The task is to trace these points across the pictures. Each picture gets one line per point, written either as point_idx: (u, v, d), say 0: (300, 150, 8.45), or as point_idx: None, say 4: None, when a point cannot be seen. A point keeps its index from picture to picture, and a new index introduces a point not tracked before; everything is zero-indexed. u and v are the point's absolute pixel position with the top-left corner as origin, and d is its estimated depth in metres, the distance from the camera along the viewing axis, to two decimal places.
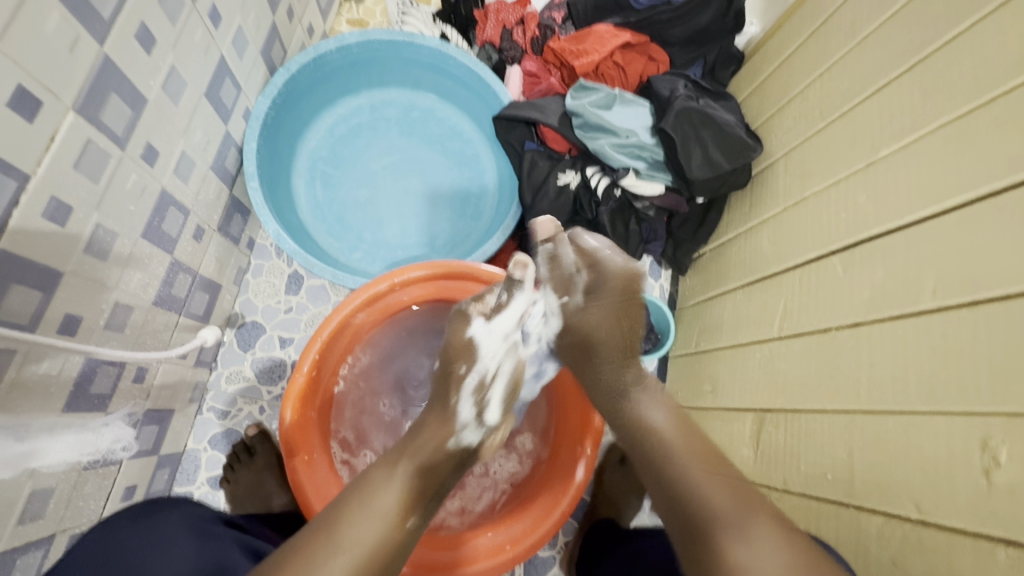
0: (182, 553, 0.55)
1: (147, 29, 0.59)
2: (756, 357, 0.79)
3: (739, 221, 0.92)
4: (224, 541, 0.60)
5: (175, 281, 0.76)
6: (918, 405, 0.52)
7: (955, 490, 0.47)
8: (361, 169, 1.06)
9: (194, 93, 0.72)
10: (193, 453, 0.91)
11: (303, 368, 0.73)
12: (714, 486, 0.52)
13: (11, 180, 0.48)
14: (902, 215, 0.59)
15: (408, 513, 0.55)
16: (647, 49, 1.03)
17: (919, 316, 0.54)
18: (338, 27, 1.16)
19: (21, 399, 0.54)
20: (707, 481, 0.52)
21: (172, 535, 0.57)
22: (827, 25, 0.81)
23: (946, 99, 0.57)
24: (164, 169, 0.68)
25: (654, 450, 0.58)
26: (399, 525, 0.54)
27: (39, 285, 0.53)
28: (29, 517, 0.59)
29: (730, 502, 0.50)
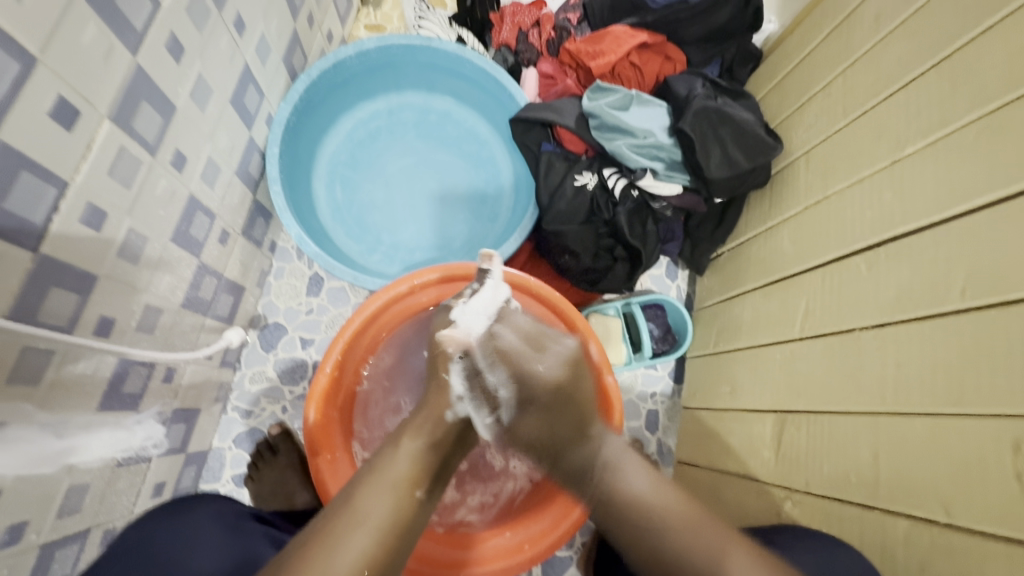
0: (216, 545, 0.57)
1: (176, 39, 0.61)
2: (776, 358, 0.79)
3: (758, 220, 0.92)
4: (255, 535, 0.62)
5: (201, 283, 0.78)
6: (946, 407, 0.51)
7: (985, 493, 0.47)
8: (379, 172, 1.07)
9: (220, 100, 0.73)
10: (218, 451, 0.93)
11: (326, 368, 0.74)
12: (675, 539, 0.56)
13: (51, 187, 0.50)
14: (929, 213, 0.59)
15: (417, 483, 0.55)
16: (664, 49, 1.03)
17: (947, 317, 0.53)
18: (356, 32, 1.18)
19: (59, 398, 0.56)
20: (684, 536, 0.56)
21: (207, 528, 0.59)
22: (849, 22, 0.80)
23: (974, 95, 0.56)
24: (191, 175, 0.70)
25: (627, 504, 0.60)
26: (410, 494, 0.54)
27: (77, 288, 0.55)
28: (66, 512, 0.61)
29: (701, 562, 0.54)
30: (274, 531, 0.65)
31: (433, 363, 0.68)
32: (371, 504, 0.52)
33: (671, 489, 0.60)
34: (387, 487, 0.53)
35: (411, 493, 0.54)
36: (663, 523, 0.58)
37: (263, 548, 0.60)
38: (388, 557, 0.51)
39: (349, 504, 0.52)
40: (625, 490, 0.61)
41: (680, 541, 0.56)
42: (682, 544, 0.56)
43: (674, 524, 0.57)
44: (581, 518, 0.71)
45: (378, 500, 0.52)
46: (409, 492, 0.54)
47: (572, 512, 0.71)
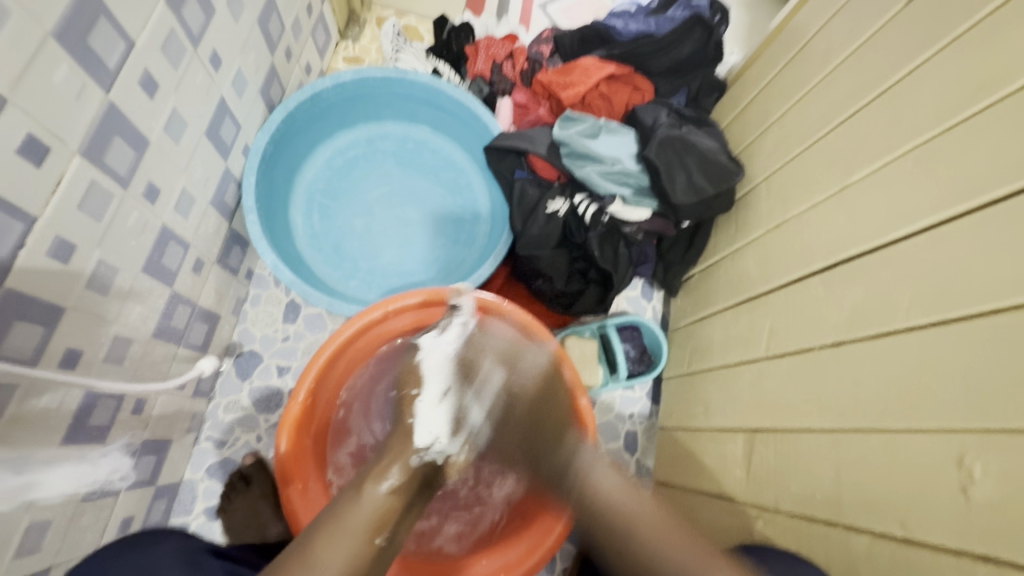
0: None
1: (150, 75, 0.63)
2: (745, 378, 0.80)
3: (725, 243, 0.95)
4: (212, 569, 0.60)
5: (174, 312, 0.78)
6: (898, 424, 0.53)
7: (936, 507, 0.48)
8: (357, 200, 1.09)
9: (196, 132, 0.75)
10: (190, 483, 0.92)
11: (298, 395, 0.74)
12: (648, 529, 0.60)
13: (18, 222, 0.50)
14: (877, 236, 0.61)
15: (377, 530, 0.54)
16: (632, 79, 1.07)
17: (896, 335, 0.56)
18: (335, 64, 1.21)
19: (21, 433, 0.55)
20: (663, 546, 0.58)
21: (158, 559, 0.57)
22: (802, 55, 0.85)
23: (913, 125, 0.60)
24: (165, 206, 0.71)
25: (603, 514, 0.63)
26: (370, 542, 0.53)
27: (42, 320, 0.55)
28: (25, 550, 0.60)
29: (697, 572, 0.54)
30: (233, 565, 0.63)
31: (401, 405, 0.69)
32: (329, 554, 0.51)
33: (644, 497, 0.64)
34: (350, 533, 0.52)
35: (368, 540, 0.53)
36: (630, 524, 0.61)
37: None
38: None
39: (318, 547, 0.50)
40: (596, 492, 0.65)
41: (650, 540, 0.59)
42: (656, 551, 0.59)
43: (649, 533, 0.60)
44: (559, 539, 0.72)
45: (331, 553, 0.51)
46: (370, 540, 0.53)
47: (550, 535, 0.72)
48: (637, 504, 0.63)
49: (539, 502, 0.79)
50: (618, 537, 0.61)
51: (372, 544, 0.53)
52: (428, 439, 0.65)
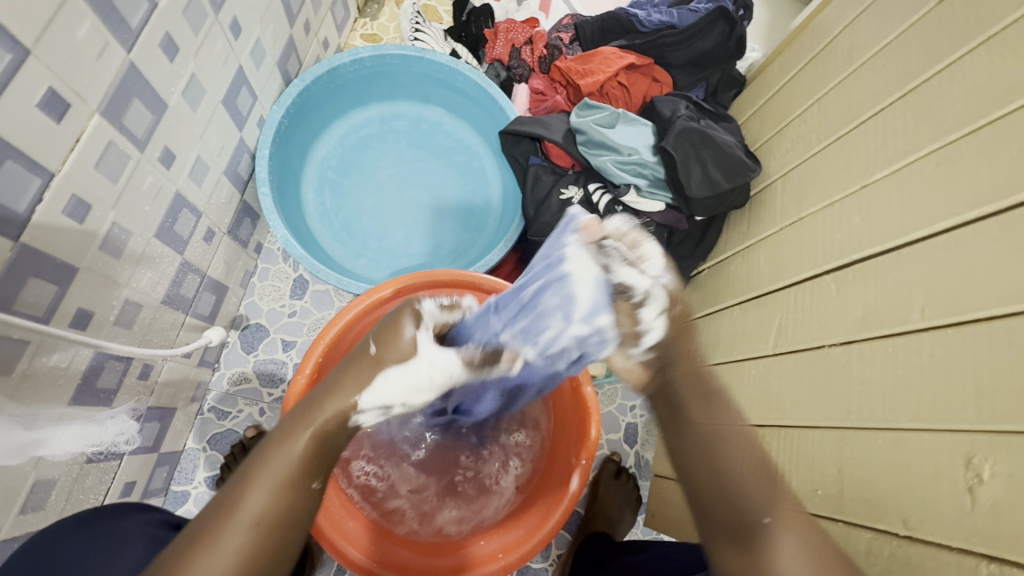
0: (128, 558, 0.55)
1: (170, 39, 0.62)
2: (752, 374, 0.80)
3: (738, 240, 0.94)
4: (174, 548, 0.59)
5: (183, 281, 0.78)
6: (905, 423, 0.53)
7: (940, 507, 0.48)
8: (369, 178, 1.08)
9: (212, 100, 0.74)
10: (192, 452, 0.92)
11: (304, 370, 0.74)
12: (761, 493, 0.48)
13: (36, 177, 0.50)
14: (893, 237, 0.61)
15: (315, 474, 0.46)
16: (651, 70, 1.07)
17: (908, 335, 0.55)
18: (352, 41, 1.20)
19: (30, 390, 0.55)
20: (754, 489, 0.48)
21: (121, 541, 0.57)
22: (825, 53, 0.84)
23: (938, 124, 0.59)
24: (179, 172, 0.71)
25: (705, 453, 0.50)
26: (306, 487, 0.45)
27: (56, 279, 0.55)
28: (31, 507, 0.60)
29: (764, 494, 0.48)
30: None
31: None
32: (253, 501, 0.43)
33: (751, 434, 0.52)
34: (277, 479, 0.44)
35: (304, 486, 0.45)
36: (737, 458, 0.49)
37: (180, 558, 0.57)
38: None
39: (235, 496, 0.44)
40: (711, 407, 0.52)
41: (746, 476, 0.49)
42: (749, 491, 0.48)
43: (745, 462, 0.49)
44: (557, 526, 0.71)
45: (262, 496, 0.43)
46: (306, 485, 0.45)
47: (547, 522, 0.71)
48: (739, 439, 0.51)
49: (541, 489, 0.79)
50: (688, 431, 0.51)
51: (307, 489, 0.45)
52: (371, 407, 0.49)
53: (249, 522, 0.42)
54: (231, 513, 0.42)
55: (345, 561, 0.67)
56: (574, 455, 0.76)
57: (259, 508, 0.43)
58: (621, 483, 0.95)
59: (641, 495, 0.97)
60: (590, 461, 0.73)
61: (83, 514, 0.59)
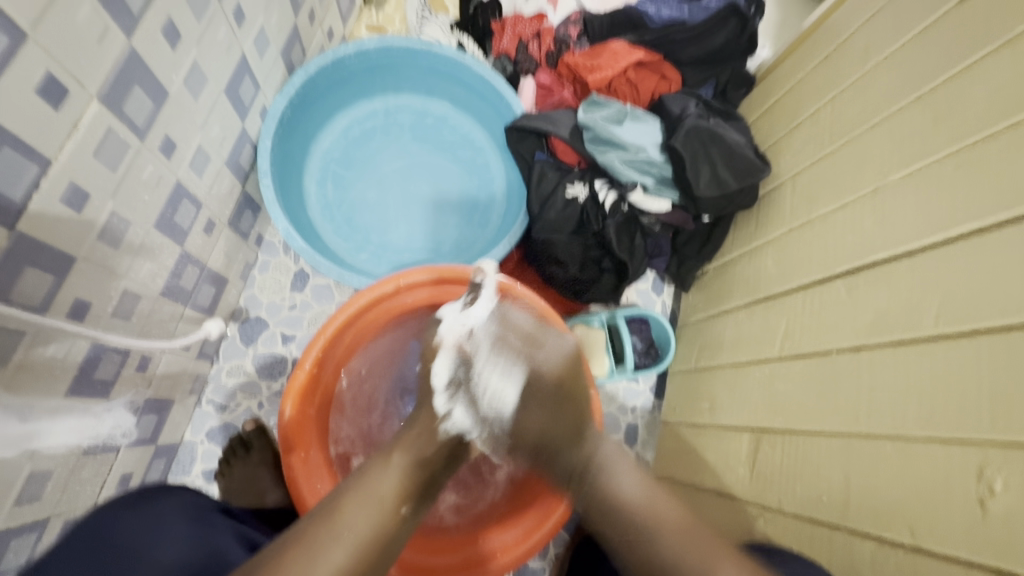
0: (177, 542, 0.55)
1: (174, 25, 0.61)
2: (755, 377, 0.80)
3: (744, 241, 0.93)
4: (219, 530, 0.60)
5: (183, 272, 0.77)
6: (915, 432, 0.52)
7: (950, 518, 0.47)
8: (372, 172, 1.07)
9: (215, 89, 0.73)
10: (190, 445, 0.92)
11: (305, 364, 0.74)
12: (670, 551, 0.55)
13: (33, 164, 0.49)
14: (906, 241, 0.60)
15: (402, 500, 0.57)
16: (660, 68, 1.05)
17: (920, 342, 0.54)
18: (358, 32, 1.18)
19: (28, 381, 0.54)
20: (675, 543, 0.55)
21: (166, 525, 0.56)
22: (838, 52, 0.83)
23: (956, 128, 0.58)
24: (180, 161, 0.70)
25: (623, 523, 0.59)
26: (395, 511, 0.56)
27: (53, 269, 0.54)
28: (26, 499, 0.59)
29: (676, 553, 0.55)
30: (245, 528, 0.64)
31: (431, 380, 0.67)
32: (352, 518, 0.52)
33: (658, 489, 0.62)
34: (374, 499, 0.55)
35: (396, 510, 0.56)
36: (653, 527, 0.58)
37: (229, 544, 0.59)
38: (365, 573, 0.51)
39: (333, 512, 0.53)
40: (616, 494, 0.61)
41: (666, 542, 0.56)
42: (650, 535, 0.57)
43: (670, 537, 0.56)
44: (557, 525, 0.71)
45: (359, 515, 0.53)
46: (396, 510, 0.56)
47: (547, 521, 0.72)
48: (662, 511, 0.59)
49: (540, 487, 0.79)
50: (612, 518, 0.60)
51: (397, 513, 0.56)
52: (447, 409, 0.69)
53: (340, 534, 0.51)
54: (334, 526, 0.51)
55: None
56: None
57: (355, 526, 0.52)
58: None
59: None
60: None
61: (133, 494, 0.59)
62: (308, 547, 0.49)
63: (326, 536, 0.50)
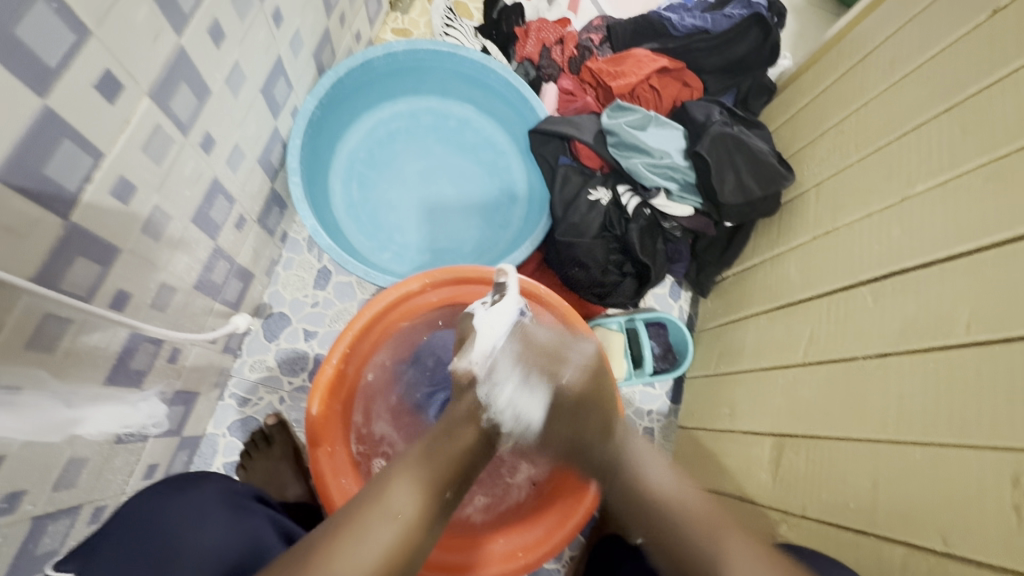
0: (216, 531, 0.55)
1: (219, 25, 0.62)
2: (776, 383, 0.80)
3: (766, 248, 0.94)
4: (257, 516, 0.60)
5: (214, 267, 0.79)
6: (946, 439, 0.53)
7: (985, 525, 0.47)
8: (395, 172, 1.09)
9: (252, 88, 0.75)
10: (212, 437, 0.93)
11: (332, 359, 0.75)
12: (687, 518, 0.62)
13: (88, 156, 0.50)
14: (935, 250, 0.60)
15: (446, 485, 0.57)
16: (682, 75, 1.06)
17: (951, 350, 0.55)
18: (383, 35, 1.20)
19: (73, 368, 0.56)
20: (681, 511, 0.62)
21: (206, 512, 0.56)
22: (864, 63, 0.83)
23: (985, 140, 0.58)
24: (218, 158, 0.71)
25: (638, 493, 0.66)
26: (440, 495, 0.56)
27: (99, 259, 0.55)
28: (63, 485, 0.61)
29: (695, 530, 0.60)
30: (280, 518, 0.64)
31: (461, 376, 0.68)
32: (398, 500, 0.53)
33: (701, 498, 0.64)
34: (418, 483, 0.55)
35: (439, 495, 0.56)
36: (672, 516, 0.62)
37: (266, 532, 0.59)
38: (410, 552, 0.52)
39: (377, 498, 0.53)
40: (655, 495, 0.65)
41: (692, 546, 0.59)
42: (676, 523, 0.62)
43: (686, 519, 0.61)
44: (580, 523, 0.72)
45: (403, 493, 0.54)
46: (441, 494, 0.56)
47: (570, 520, 0.73)
48: (677, 493, 0.64)
49: (560, 486, 0.80)
50: (667, 536, 0.62)
51: (441, 497, 0.56)
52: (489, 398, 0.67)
53: (392, 514, 0.52)
54: (380, 511, 0.52)
55: None
56: None
57: (403, 507, 0.53)
58: None
59: None
60: None
61: (171, 481, 0.59)
62: (354, 531, 0.50)
63: (376, 518, 0.52)
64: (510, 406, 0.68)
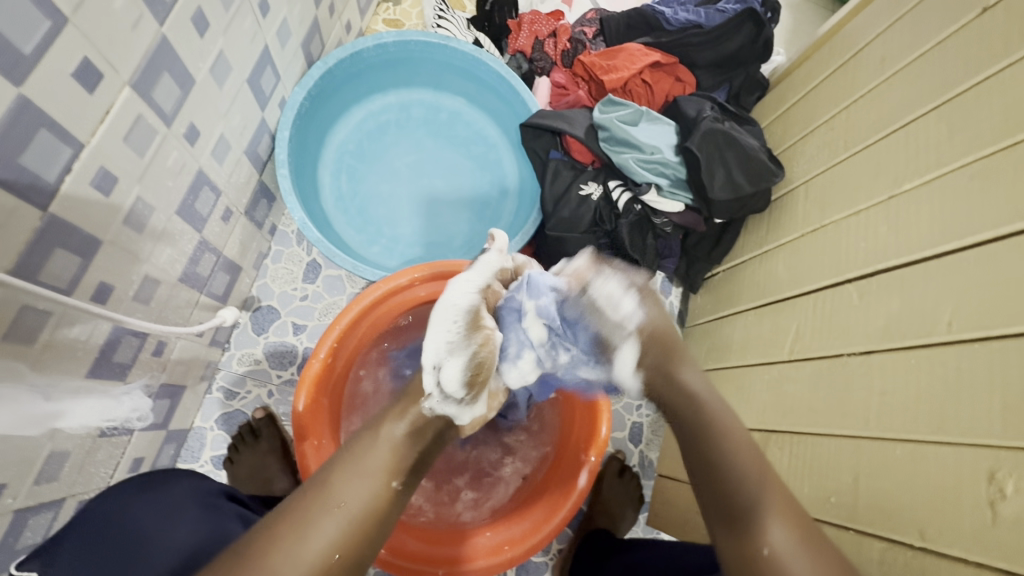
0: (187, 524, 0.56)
1: (202, 14, 0.61)
2: (764, 379, 0.81)
3: (755, 245, 0.94)
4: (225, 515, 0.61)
5: (200, 260, 0.78)
6: (926, 435, 0.53)
7: (961, 520, 0.48)
8: (385, 166, 1.08)
9: (238, 78, 0.73)
10: (199, 431, 0.92)
11: (320, 354, 0.74)
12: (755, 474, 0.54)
13: (66, 147, 0.49)
14: (920, 248, 0.61)
15: (394, 474, 0.52)
16: (675, 70, 1.06)
17: (934, 348, 0.55)
18: (374, 26, 1.19)
19: (51, 361, 0.55)
20: (743, 463, 0.55)
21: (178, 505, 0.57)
22: (854, 61, 0.84)
23: (972, 138, 0.59)
24: (202, 149, 0.70)
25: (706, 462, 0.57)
26: (387, 485, 0.51)
27: (80, 251, 0.55)
28: (44, 479, 0.60)
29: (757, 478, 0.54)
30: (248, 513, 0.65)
31: None
32: (347, 490, 0.49)
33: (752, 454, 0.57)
34: (368, 474, 0.51)
35: (385, 484, 0.51)
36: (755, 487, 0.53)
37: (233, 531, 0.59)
38: (359, 549, 0.49)
39: (322, 484, 0.50)
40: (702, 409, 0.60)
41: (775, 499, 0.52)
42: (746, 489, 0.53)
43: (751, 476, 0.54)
44: (564, 521, 0.72)
45: (349, 488, 0.49)
46: (386, 483, 0.51)
47: (554, 516, 0.72)
48: (741, 444, 0.57)
49: (547, 483, 0.80)
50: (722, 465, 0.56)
51: (388, 488, 0.51)
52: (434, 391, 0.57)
53: (335, 505, 0.48)
54: (324, 501, 0.48)
55: None
56: (582, 452, 0.77)
57: (352, 498, 0.49)
58: (625, 482, 0.96)
59: (644, 495, 0.98)
60: (598, 459, 0.74)
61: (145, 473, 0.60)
62: (297, 520, 0.47)
63: (320, 507, 0.48)
64: (459, 402, 0.59)
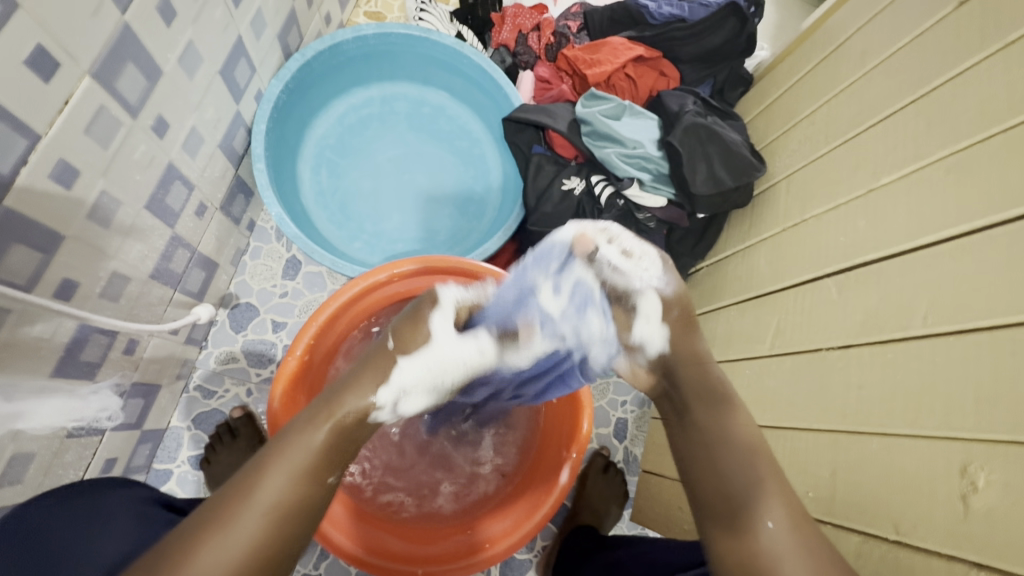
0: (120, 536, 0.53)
1: (168, 2, 0.59)
2: (746, 374, 0.81)
3: (738, 239, 0.94)
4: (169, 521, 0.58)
5: (173, 256, 0.76)
6: (900, 428, 0.54)
7: (934, 512, 0.48)
8: (366, 160, 1.06)
9: (209, 69, 0.72)
10: (176, 431, 0.90)
11: (296, 351, 0.73)
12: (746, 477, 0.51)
13: (21, 138, 0.47)
14: (897, 242, 0.61)
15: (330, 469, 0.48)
16: (659, 64, 1.05)
17: (909, 341, 0.55)
18: (355, 18, 1.17)
19: (11, 361, 0.53)
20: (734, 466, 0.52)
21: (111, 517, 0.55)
22: (835, 55, 0.83)
23: (948, 132, 0.59)
24: (172, 142, 0.68)
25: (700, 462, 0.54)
26: (320, 482, 0.47)
27: (41, 246, 0.53)
28: (7, 481, 0.58)
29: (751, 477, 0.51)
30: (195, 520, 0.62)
31: None
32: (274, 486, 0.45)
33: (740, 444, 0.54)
34: (293, 467, 0.46)
35: (321, 481, 0.47)
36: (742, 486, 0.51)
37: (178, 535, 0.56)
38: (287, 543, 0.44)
39: (247, 484, 0.44)
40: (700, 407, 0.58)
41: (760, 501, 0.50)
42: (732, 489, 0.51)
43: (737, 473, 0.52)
44: (545, 518, 0.71)
45: (276, 484, 0.45)
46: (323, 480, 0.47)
47: (535, 513, 0.71)
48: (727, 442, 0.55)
49: (529, 481, 0.79)
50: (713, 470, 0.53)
51: (324, 485, 0.47)
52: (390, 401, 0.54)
53: (264, 506, 0.43)
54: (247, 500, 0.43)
55: (323, 539, 0.66)
56: (563, 449, 0.76)
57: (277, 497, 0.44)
58: (609, 478, 0.96)
59: (628, 491, 0.97)
60: (580, 456, 0.73)
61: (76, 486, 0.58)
62: (220, 529, 0.42)
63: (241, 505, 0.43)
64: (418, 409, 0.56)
